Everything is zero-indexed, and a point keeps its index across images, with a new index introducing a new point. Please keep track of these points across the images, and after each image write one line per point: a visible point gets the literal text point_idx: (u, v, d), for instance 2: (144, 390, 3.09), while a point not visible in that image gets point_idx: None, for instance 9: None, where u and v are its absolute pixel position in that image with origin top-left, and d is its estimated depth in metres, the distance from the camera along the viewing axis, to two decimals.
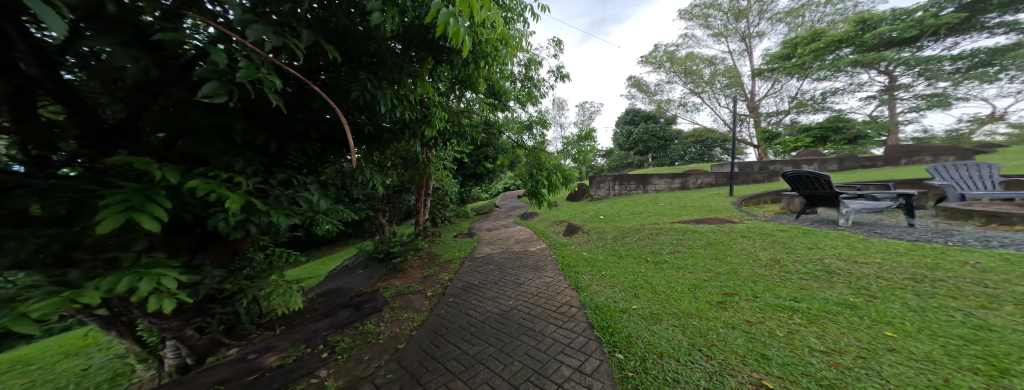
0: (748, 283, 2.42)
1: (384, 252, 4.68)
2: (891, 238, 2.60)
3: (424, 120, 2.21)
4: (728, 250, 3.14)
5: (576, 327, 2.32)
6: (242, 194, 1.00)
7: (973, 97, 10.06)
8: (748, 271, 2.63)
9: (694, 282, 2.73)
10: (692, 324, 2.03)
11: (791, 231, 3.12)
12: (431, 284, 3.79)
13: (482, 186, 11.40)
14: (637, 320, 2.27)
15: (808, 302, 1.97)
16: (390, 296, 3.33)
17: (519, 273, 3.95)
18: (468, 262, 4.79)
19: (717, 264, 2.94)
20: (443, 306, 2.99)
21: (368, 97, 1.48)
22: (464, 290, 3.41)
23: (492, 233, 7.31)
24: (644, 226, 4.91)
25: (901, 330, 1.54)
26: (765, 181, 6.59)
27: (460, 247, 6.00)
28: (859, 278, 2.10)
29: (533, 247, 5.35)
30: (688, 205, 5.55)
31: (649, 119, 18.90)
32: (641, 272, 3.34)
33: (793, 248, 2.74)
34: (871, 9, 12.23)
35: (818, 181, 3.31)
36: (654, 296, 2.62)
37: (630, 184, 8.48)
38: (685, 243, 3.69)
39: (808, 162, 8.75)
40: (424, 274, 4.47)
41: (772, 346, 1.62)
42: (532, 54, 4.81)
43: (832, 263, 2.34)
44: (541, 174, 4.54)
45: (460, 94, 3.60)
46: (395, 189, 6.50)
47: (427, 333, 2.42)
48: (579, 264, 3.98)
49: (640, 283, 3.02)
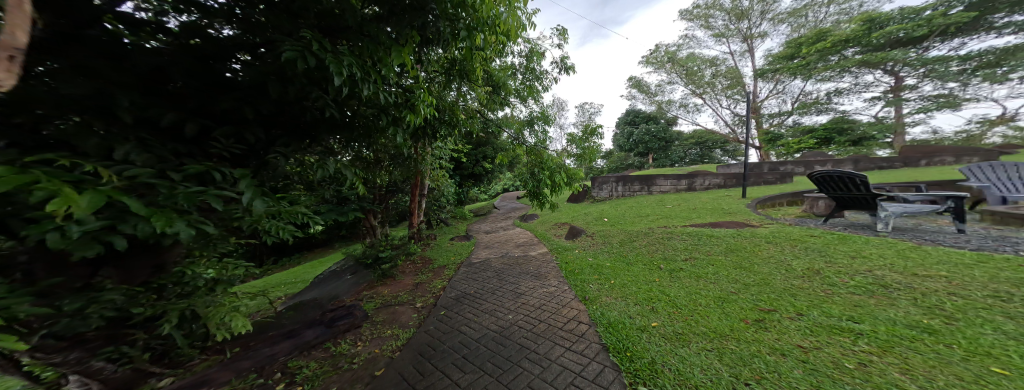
0: (787, 297, 2.07)
1: (373, 257, 4.33)
2: (948, 246, 2.27)
3: (409, 107, 1.84)
4: (753, 257, 2.80)
5: (588, 350, 1.98)
6: (93, 192, 0.66)
7: (983, 98, 9.83)
8: (782, 282, 2.29)
9: (720, 295, 2.38)
10: (729, 348, 1.69)
11: (824, 237, 2.78)
12: (422, 294, 3.43)
13: (480, 187, 11.05)
14: (660, 342, 1.91)
15: (871, 323, 1.63)
16: (373, 308, 2.97)
17: (518, 281, 3.60)
18: (464, 268, 4.43)
19: (743, 274, 2.59)
20: (433, 321, 2.64)
21: (312, 62, 1.06)
22: (457, 302, 3.05)
23: (490, 236, 6.96)
24: (653, 230, 4.57)
25: (1014, 367, 1.21)
26: (778, 182, 6.26)
27: (455, 251, 5.64)
28: (925, 294, 1.76)
29: (533, 251, 5.00)
30: (699, 207, 5.22)
31: (650, 120, 18.64)
32: (655, 281, 2.99)
33: (832, 257, 2.40)
34: (876, 9, 12.04)
35: (852, 181, 2.95)
36: (675, 312, 2.27)
37: (634, 185, 8.15)
38: (701, 249, 3.34)
39: (818, 163, 8.46)
40: (416, 281, 4.10)
41: (845, 384, 1.27)
42: (533, 44, 4.49)
43: (887, 276, 2.00)
44: (543, 173, 4.21)
45: (454, 84, 3.27)
46: (387, 188, 6.14)
47: (413, 355, 2.07)
48: (585, 271, 3.64)
49: (656, 295, 2.68)
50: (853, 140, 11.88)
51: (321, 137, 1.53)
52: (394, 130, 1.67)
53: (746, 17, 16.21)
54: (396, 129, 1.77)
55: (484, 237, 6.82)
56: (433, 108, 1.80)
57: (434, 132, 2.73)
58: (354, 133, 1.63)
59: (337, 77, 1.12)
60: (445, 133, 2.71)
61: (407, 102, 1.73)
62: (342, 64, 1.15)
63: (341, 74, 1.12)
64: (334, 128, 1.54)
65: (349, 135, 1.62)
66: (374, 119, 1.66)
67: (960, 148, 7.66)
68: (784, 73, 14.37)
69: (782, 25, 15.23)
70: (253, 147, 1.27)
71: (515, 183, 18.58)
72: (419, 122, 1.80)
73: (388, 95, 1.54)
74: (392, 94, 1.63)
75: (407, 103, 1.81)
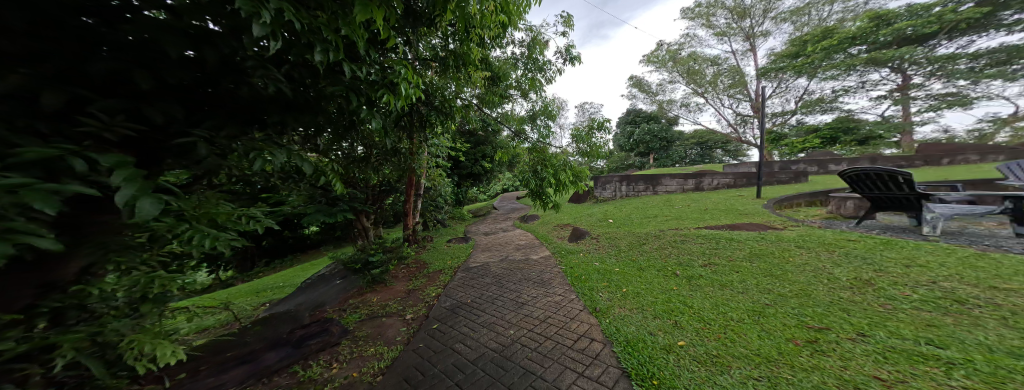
0: (838, 312, 1.77)
1: (362, 262, 4.01)
2: (1018, 254, 1.97)
3: (389, 88, 1.53)
4: (783, 264, 2.50)
5: (605, 377, 1.66)
6: None
7: (995, 96, 9.60)
8: (826, 293, 1.98)
9: (753, 306, 2.07)
10: (783, 377, 1.37)
11: (865, 242, 2.48)
12: (413, 303, 3.11)
13: (479, 187, 10.73)
14: (693, 367, 1.60)
15: (959, 349, 1.32)
16: (357, 320, 2.64)
17: (519, 288, 3.29)
18: (461, 273, 4.10)
19: (777, 283, 2.27)
20: (422, 337, 2.32)
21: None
22: (453, 313, 2.73)
23: (489, 237, 6.65)
24: (663, 231, 4.28)
25: None
26: (791, 181, 5.96)
27: (452, 254, 5.33)
28: (1017, 312, 1.46)
29: (535, 255, 4.69)
30: (710, 208, 4.92)
31: (651, 119, 18.38)
32: (673, 290, 2.68)
33: (881, 265, 2.09)
34: (882, 6, 11.83)
35: (896, 180, 2.62)
36: (704, 328, 1.96)
37: (638, 185, 7.84)
38: (720, 253, 3.04)
39: (830, 161, 8.14)
40: (408, 288, 3.78)
41: None
42: (536, 32, 4.13)
43: (959, 288, 1.70)
44: (546, 171, 3.92)
45: (451, 76, 2.96)
46: (379, 187, 5.81)
47: (397, 382, 1.75)
48: (592, 278, 3.33)
49: (676, 306, 2.37)
50: (859, 139, 11.65)
51: (272, 121, 1.23)
52: (367, 113, 1.35)
53: (749, 15, 15.97)
54: (372, 114, 1.46)
55: (483, 239, 6.50)
56: (418, 90, 1.49)
57: (428, 124, 2.44)
58: (315, 116, 1.33)
59: (257, 28, 0.81)
60: (442, 125, 2.40)
61: (383, 81, 1.43)
62: (266, 7, 0.82)
63: (262, 22, 0.80)
64: (288, 110, 1.24)
65: (310, 120, 1.32)
66: (341, 99, 1.36)
67: (976, 147, 7.40)
68: (788, 72, 14.13)
69: (785, 24, 15.01)
70: (166, 130, 0.96)
71: (515, 183, 18.23)
72: (399, 105, 1.49)
73: (355, 67, 1.24)
74: (362, 68, 1.32)
75: (386, 82, 1.50)
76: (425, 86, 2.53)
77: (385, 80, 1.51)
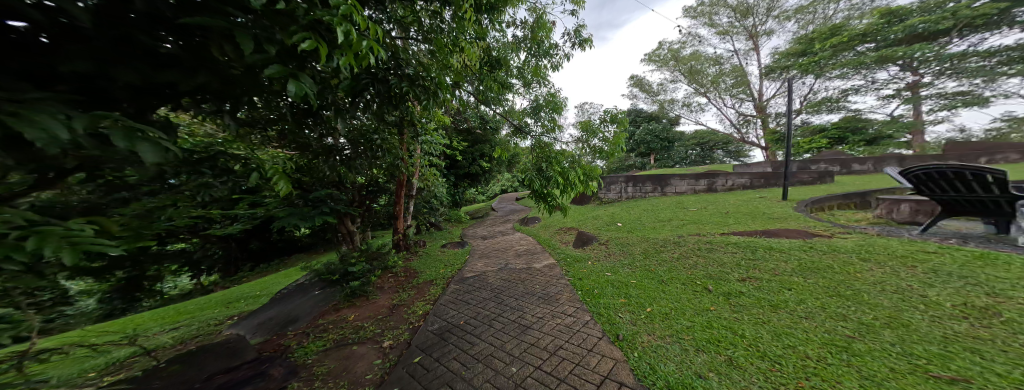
0: (968, 355, 1.32)
1: (340, 273, 3.49)
2: None
3: (322, 34, 1.04)
4: (850, 281, 2.03)
5: None
6: None
7: (1011, 94, 9.29)
8: (930, 325, 1.53)
9: (829, 339, 1.60)
10: None
11: (953, 256, 2.03)
12: (395, 325, 2.60)
13: (474, 188, 10.19)
14: None
15: None
16: (323, 350, 2.15)
17: (522, 305, 2.80)
18: (454, 286, 3.59)
19: (850, 306, 1.81)
20: (403, 374, 1.83)
21: None
22: (443, 340, 2.25)
23: (488, 242, 6.17)
24: (682, 237, 3.79)
25: None
26: (815, 182, 5.50)
27: (447, 261, 4.83)
28: None
29: (539, 263, 4.19)
30: (731, 210, 4.44)
31: (652, 119, 17.90)
32: (712, 311, 2.20)
33: (993, 288, 1.67)
34: (890, 3, 11.48)
35: (980, 181, 2.29)
36: (772, 370, 1.47)
37: (645, 186, 7.38)
38: (760, 265, 2.57)
39: (849, 162, 7.66)
40: (394, 302, 3.29)
41: None
42: (541, 13, 3.68)
43: None
44: (552, 169, 3.43)
45: (440, 56, 2.48)
46: (367, 188, 5.29)
47: None
48: (609, 295, 2.84)
49: (722, 333, 1.88)
50: (868, 139, 11.28)
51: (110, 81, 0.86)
52: (276, 68, 0.87)
53: (751, 14, 15.62)
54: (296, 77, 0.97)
55: (480, 244, 5.99)
56: (370, 41, 1.02)
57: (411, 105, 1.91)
58: (190, 77, 0.91)
59: None
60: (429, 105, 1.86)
61: (307, 21, 0.95)
62: None
63: None
64: (123, 63, 0.83)
65: (180, 79, 0.89)
66: (226, 43, 0.93)
67: (998, 147, 7.05)
68: (794, 70, 13.75)
69: (789, 22, 14.67)
70: None
71: (513, 184, 17.70)
72: (342, 62, 1.01)
73: None
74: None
75: (314, 23, 1.02)
76: (409, 56, 1.99)
77: (315, 25, 1.03)
